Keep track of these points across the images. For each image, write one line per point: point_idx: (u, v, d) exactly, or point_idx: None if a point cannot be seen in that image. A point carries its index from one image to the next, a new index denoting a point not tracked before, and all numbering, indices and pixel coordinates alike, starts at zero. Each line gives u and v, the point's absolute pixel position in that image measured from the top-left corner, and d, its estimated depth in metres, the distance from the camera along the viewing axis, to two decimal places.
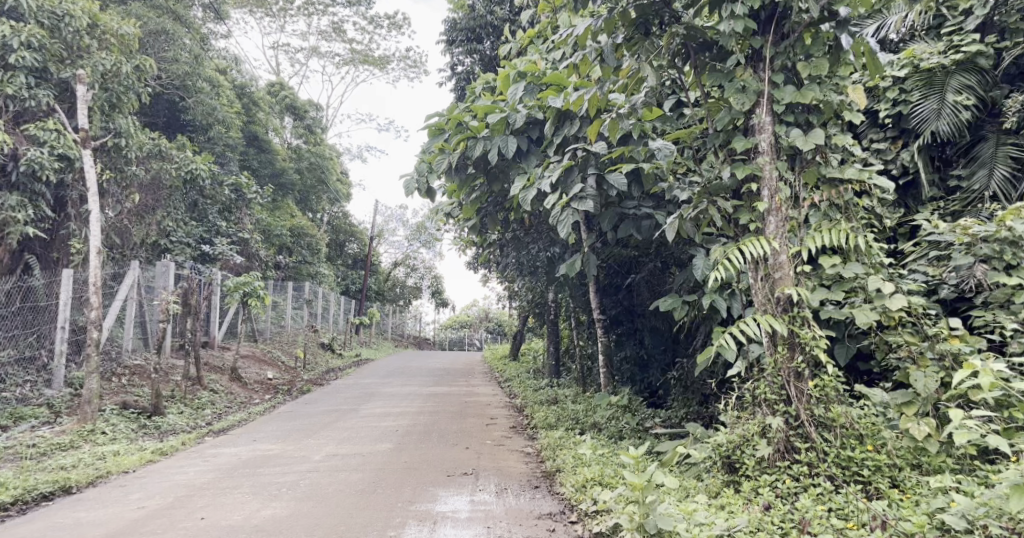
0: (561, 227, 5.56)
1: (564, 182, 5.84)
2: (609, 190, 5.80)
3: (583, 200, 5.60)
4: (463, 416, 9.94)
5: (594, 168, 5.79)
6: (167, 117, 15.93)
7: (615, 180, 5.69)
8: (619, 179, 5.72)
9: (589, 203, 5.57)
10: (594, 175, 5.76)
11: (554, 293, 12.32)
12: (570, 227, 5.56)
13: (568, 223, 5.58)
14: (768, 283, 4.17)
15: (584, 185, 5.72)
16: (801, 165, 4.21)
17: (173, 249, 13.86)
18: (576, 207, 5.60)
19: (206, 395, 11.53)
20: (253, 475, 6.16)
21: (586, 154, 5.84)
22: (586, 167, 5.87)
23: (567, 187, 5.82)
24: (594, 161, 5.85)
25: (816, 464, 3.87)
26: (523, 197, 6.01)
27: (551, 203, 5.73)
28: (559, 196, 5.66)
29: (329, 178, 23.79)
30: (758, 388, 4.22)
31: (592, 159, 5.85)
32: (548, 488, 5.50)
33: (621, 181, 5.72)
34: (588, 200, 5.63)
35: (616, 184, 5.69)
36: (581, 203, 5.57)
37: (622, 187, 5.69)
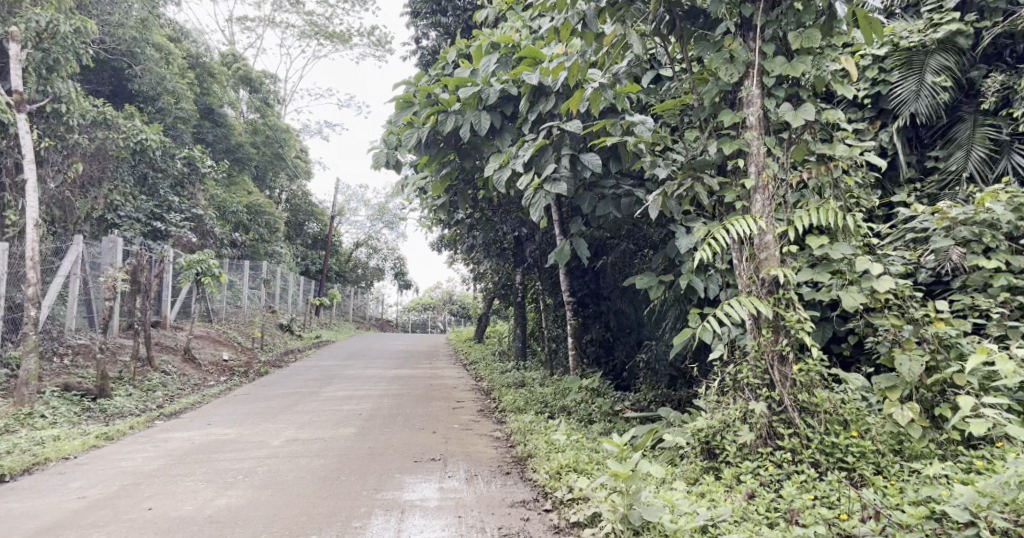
0: (534, 211, 5.40)
1: (537, 163, 5.58)
2: (584, 172, 5.53)
3: (556, 183, 5.36)
4: (428, 399, 9.71)
5: (568, 149, 5.51)
6: (113, 85, 15.11)
7: (590, 160, 5.42)
8: (594, 159, 5.46)
9: (563, 185, 5.33)
10: (569, 156, 5.52)
11: (521, 275, 12.13)
12: (544, 211, 5.40)
13: (541, 207, 5.40)
14: (753, 264, 4.05)
15: (558, 167, 5.47)
16: (789, 141, 4.05)
17: (121, 224, 13.13)
18: (549, 189, 5.38)
19: (157, 377, 11.02)
20: (206, 462, 5.80)
21: (559, 134, 5.54)
22: (560, 147, 5.62)
23: (540, 167, 5.57)
24: (569, 142, 5.55)
25: (800, 451, 3.76)
26: (497, 178, 5.75)
27: (524, 184, 5.49)
28: (532, 178, 5.43)
29: (288, 154, 23.02)
30: (740, 371, 4.10)
31: (565, 139, 5.55)
32: (519, 474, 5.32)
33: (596, 162, 5.47)
34: (562, 183, 5.39)
35: (591, 167, 5.44)
36: (554, 186, 5.34)
37: (597, 169, 5.42)
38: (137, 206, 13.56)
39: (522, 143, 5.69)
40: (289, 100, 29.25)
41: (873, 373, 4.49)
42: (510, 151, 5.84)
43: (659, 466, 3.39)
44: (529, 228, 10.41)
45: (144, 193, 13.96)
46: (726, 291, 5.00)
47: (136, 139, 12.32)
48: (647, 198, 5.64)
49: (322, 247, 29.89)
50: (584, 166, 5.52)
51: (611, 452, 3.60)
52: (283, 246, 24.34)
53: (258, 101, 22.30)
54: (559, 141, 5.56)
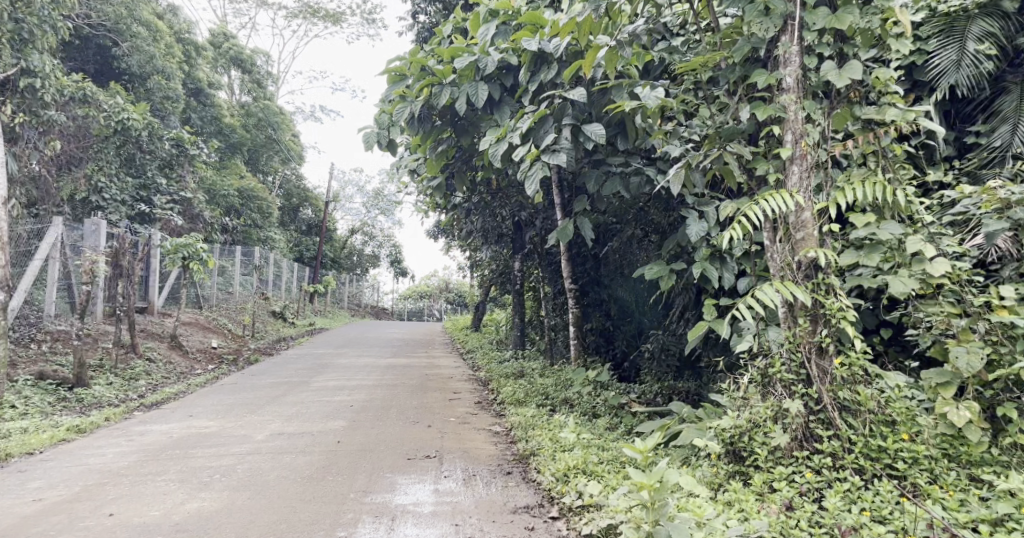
0: (530, 185, 4.96)
1: (536, 133, 5.12)
2: (585, 144, 5.07)
3: (555, 154, 4.90)
4: (424, 390, 9.28)
5: (570, 118, 5.04)
6: (98, 63, 14.57)
7: (593, 131, 4.94)
8: (597, 130, 4.98)
9: (563, 155, 4.87)
10: (570, 126, 5.03)
11: (521, 262, 11.68)
12: (540, 185, 4.95)
13: (536, 180, 4.94)
14: (788, 244, 3.61)
15: (558, 137, 5.01)
16: (829, 106, 3.58)
17: (105, 207, 12.38)
18: (548, 160, 4.91)
19: (141, 364, 10.58)
20: (181, 458, 5.36)
21: (560, 104, 5.09)
22: (561, 117, 5.11)
23: (539, 138, 5.11)
24: (570, 111, 5.10)
25: (842, 455, 3.34)
26: (492, 151, 5.23)
27: (519, 155, 5.03)
28: (529, 148, 4.96)
29: (281, 138, 22.44)
30: (771, 365, 3.67)
31: (567, 109, 5.09)
32: (521, 474, 4.92)
33: (601, 133, 4.98)
34: (561, 154, 4.92)
35: (593, 137, 4.96)
36: (553, 157, 4.87)
37: (600, 138, 4.94)
38: (123, 188, 12.83)
39: (520, 113, 5.19)
40: (282, 83, 28.64)
41: (916, 368, 4.03)
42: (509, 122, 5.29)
43: (690, 479, 3.08)
44: (530, 212, 9.94)
45: (131, 175, 13.35)
46: (744, 281, 4.58)
47: (118, 119, 11.92)
48: (658, 177, 5.11)
49: (317, 233, 29.38)
50: (586, 138, 5.05)
51: (636, 463, 3.35)
52: (277, 232, 23.82)
53: (250, 83, 21.75)
54: (561, 109, 5.10)
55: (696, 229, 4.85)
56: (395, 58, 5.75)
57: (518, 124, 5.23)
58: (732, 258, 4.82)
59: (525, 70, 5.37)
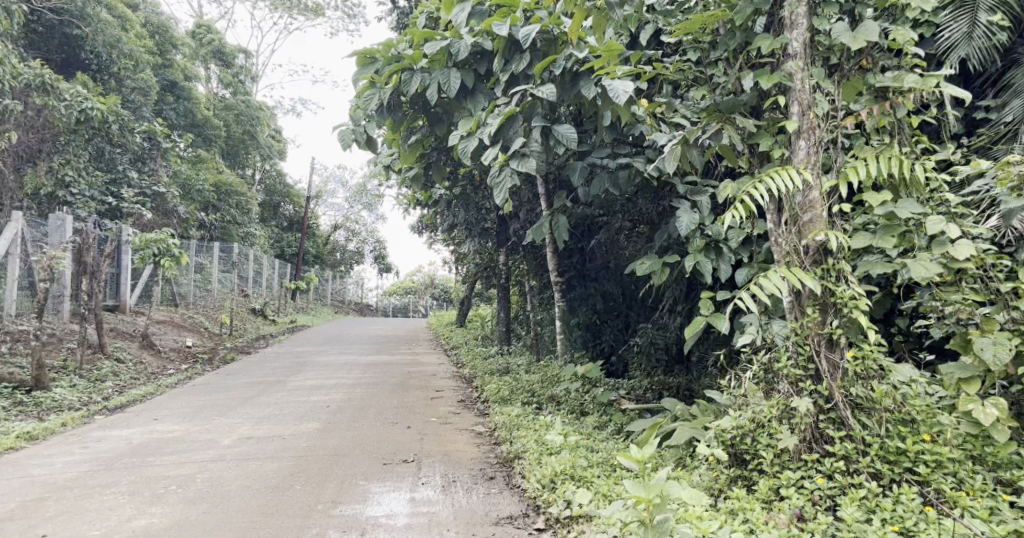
0: (497, 193, 4.43)
1: (505, 133, 4.50)
2: (556, 147, 4.52)
3: (524, 160, 4.35)
4: (405, 388, 8.90)
5: (539, 120, 4.45)
6: (64, 53, 13.96)
7: (565, 133, 4.42)
8: (570, 133, 4.46)
9: (532, 162, 4.34)
10: (540, 128, 4.46)
11: (505, 255, 11.33)
12: (508, 193, 4.43)
13: (506, 190, 4.41)
14: (794, 228, 3.30)
15: (527, 140, 4.44)
16: (839, 72, 3.24)
17: (74, 202, 12.02)
18: (516, 166, 4.37)
19: (108, 365, 10.09)
20: (137, 468, 4.95)
21: (530, 103, 4.43)
22: (531, 115, 4.50)
23: (508, 139, 4.53)
24: (541, 110, 4.47)
25: (856, 458, 3.02)
26: (461, 149, 4.66)
27: (486, 158, 4.46)
28: (497, 152, 4.41)
29: (261, 132, 21.80)
30: (777, 360, 3.34)
31: (536, 109, 4.46)
32: (505, 479, 4.60)
33: (573, 137, 4.47)
34: (531, 160, 4.37)
35: (565, 142, 4.47)
36: (522, 164, 4.33)
37: (573, 144, 4.44)
38: (93, 183, 12.36)
39: (489, 108, 4.59)
40: (261, 77, 28.00)
41: (935, 361, 3.72)
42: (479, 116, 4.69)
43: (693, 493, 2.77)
44: (514, 204, 9.59)
45: (102, 170, 12.88)
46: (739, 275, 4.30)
47: (80, 108, 11.38)
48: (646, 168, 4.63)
49: (298, 229, 28.78)
50: (556, 141, 4.53)
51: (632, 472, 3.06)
52: (256, 228, 23.23)
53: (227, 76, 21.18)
54: (531, 107, 4.46)
55: (688, 219, 4.55)
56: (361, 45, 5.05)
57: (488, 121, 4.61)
58: (728, 248, 4.53)
59: (497, 59, 4.67)
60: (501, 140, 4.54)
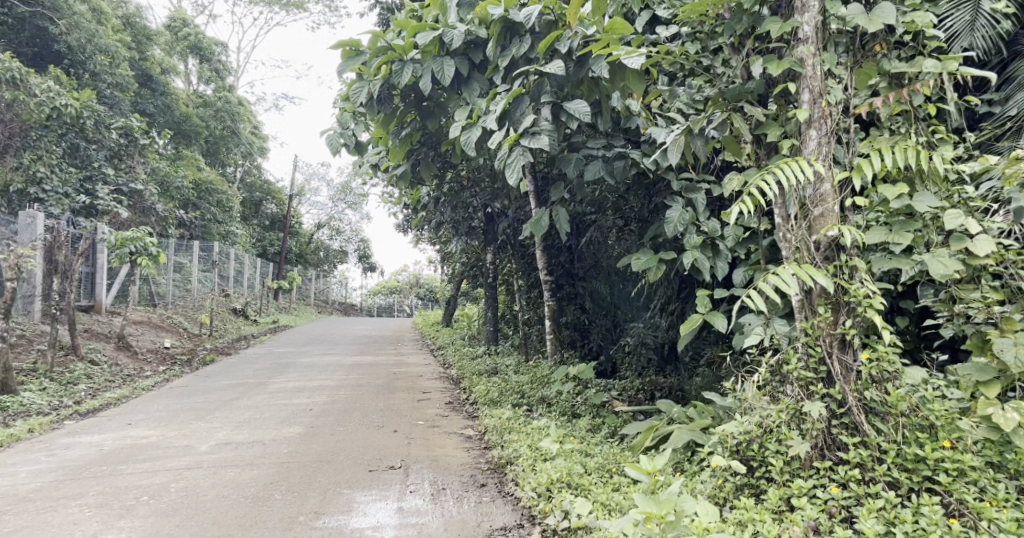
0: (508, 174, 4.09)
1: (513, 115, 4.26)
2: (569, 124, 4.23)
3: (535, 137, 4.05)
4: (391, 390, 8.67)
5: (548, 96, 4.20)
6: (36, 46, 13.61)
7: (577, 108, 4.12)
8: (582, 107, 4.15)
9: (546, 139, 4.02)
10: (549, 105, 4.21)
11: (493, 254, 11.14)
12: (521, 174, 4.10)
13: (517, 168, 4.08)
14: (804, 223, 3.13)
15: (537, 117, 4.16)
16: (851, 59, 3.09)
17: (46, 199, 11.65)
18: (528, 144, 4.06)
19: (81, 367, 9.74)
20: (106, 477, 4.68)
21: (537, 80, 4.21)
22: (538, 95, 4.26)
23: (516, 121, 4.28)
24: (549, 87, 4.23)
25: (871, 466, 2.85)
26: (464, 139, 4.47)
27: (494, 141, 4.17)
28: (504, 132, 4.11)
29: (242, 129, 21.36)
30: (787, 362, 3.17)
31: (545, 85, 4.22)
32: (497, 487, 4.42)
33: (586, 110, 4.15)
34: (543, 136, 4.07)
35: (577, 115, 4.16)
36: (534, 141, 4.02)
37: (586, 117, 4.13)
38: (67, 179, 12.00)
39: (491, 93, 4.37)
40: (241, 73, 27.49)
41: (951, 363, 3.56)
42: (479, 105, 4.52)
43: (708, 511, 2.65)
44: (502, 202, 9.40)
45: (75, 167, 12.43)
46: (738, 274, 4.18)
47: (53, 104, 11.28)
48: (643, 161, 4.44)
49: (281, 228, 28.32)
50: (569, 117, 4.23)
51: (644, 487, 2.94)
52: (238, 227, 22.78)
53: (207, 72, 20.72)
54: (539, 84, 4.23)
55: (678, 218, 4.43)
56: (346, 39, 4.79)
57: (491, 106, 4.38)
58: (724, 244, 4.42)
59: (492, 44, 4.40)
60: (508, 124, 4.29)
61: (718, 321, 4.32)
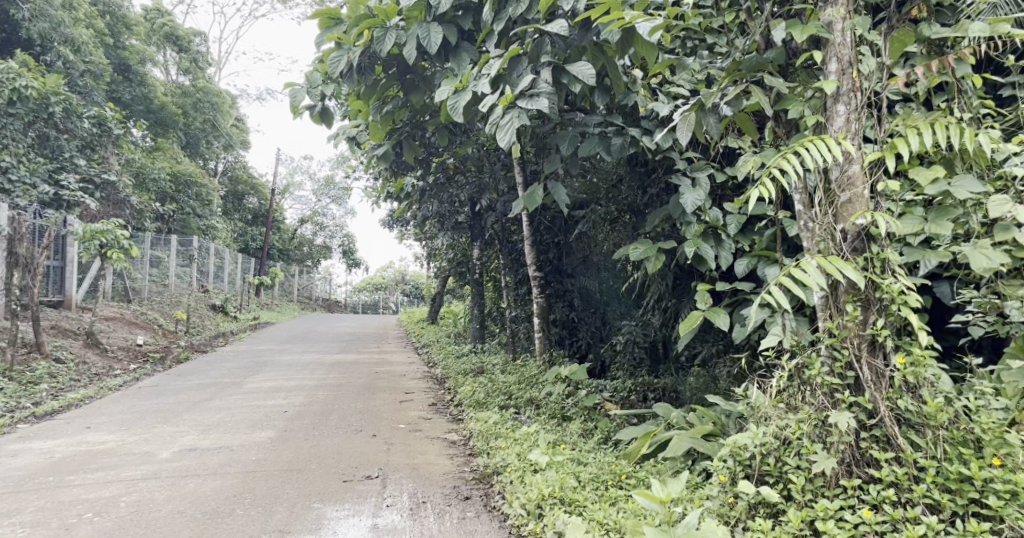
0: (501, 136, 3.78)
1: (508, 78, 3.93)
2: (572, 87, 3.88)
3: (535, 100, 3.68)
4: (372, 390, 8.27)
5: (549, 56, 3.84)
6: (5, 31, 13.42)
7: (581, 70, 3.78)
8: (586, 69, 3.81)
9: (545, 101, 3.67)
10: (549, 67, 3.87)
11: (480, 249, 10.76)
12: (515, 137, 3.77)
13: (511, 129, 3.74)
14: (830, 210, 2.79)
15: (536, 78, 3.80)
16: (886, 28, 2.74)
17: (11, 190, 10.92)
18: (526, 106, 3.71)
19: (44, 365, 9.24)
20: (51, 490, 4.25)
21: (538, 38, 3.84)
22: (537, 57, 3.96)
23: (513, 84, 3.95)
24: (550, 47, 3.86)
25: (908, 486, 2.50)
26: (450, 104, 4.05)
27: (487, 100, 3.82)
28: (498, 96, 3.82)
29: (222, 121, 20.82)
30: (808, 367, 2.84)
31: (545, 44, 3.85)
32: (482, 501, 4.06)
33: (591, 74, 3.81)
34: (543, 99, 3.69)
35: (581, 79, 3.81)
36: (533, 103, 3.66)
37: (590, 81, 3.78)
38: (35, 170, 11.47)
39: (484, 59, 4.04)
40: (223, 64, 26.83)
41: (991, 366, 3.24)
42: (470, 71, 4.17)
43: None
44: (489, 195, 9.02)
45: (45, 157, 11.92)
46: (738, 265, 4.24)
47: (13, 86, 10.70)
48: (648, 140, 4.42)
49: (263, 222, 27.69)
50: (571, 81, 3.88)
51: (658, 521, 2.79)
52: (218, 221, 22.15)
53: (187, 62, 20.08)
54: (539, 43, 3.86)
55: (693, 198, 4.41)
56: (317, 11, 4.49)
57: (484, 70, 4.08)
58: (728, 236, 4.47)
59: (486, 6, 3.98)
60: (503, 86, 3.97)
61: (720, 319, 4.21)
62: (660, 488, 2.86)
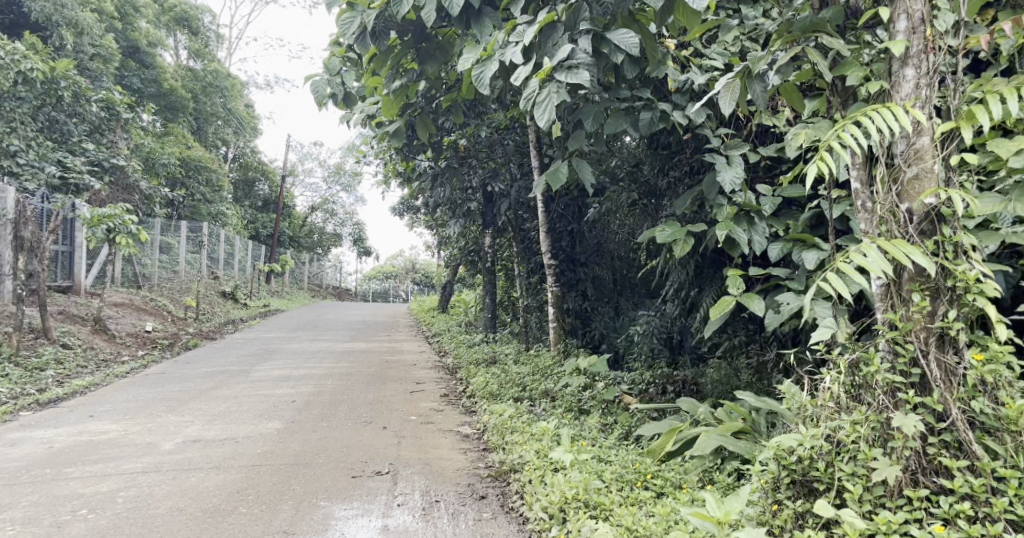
0: (539, 114, 3.50)
1: (542, 47, 3.64)
2: (613, 58, 3.60)
3: (575, 72, 3.43)
4: (382, 380, 8.06)
5: (588, 23, 3.57)
6: (14, 13, 13.29)
7: (626, 38, 3.49)
8: (630, 37, 3.52)
9: (585, 74, 3.40)
10: (589, 34, 3.57)
11: (492, 236, 10.49)
12: (554, 115, 3.50)
13: (550, 108, 3.46)
14: (894, 187, 2.49)
15: (573, 47, 3.51)
16: None
17: (20, 173, 10.77)
18: (564, 79, 3.45)
19: (50, 351, 9.09)
20: (47, 484, 4.05)
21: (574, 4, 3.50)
22: (575, 23, 3.63)
23: (546, 54, 3.64)
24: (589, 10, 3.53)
25: (987, 501, 2.21)
26: (477, 75, 3.89)
27: (522, 73, 3.53)
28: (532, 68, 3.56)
29: (232, 106, 20.58)
30: (867, 363, 2.55)
31: (582, 11, 3.55)
32: (499, 501, 3.82)
33: (634, 42, 3.52)
34: (584, 71, 3.43)
35: (624, 48, 3.51)
36: (573, 77, 3.39)
37: (635, 49, 3.50)
38: (44, 154, 11.21)
39: (510, 25, 3.76)
40: (233, 49, 26.61)
41: None
42: (495, 37, 3.86)
43: None
44: (502, 180, 8.76)
45: (53, 141, 11.71)
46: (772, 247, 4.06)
47: (18, 68, 10.44)
48: (677, 114, 4.29)
49: (273, 209, 27.54)
50: (611, 51, 3.60)
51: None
52: (228, 207, 21.99)
53: (196, 45, 19.81)
54: (577, 9, 3.57)
55: (732, 175, 4.22)
56: None
57: (512, 38, 3.79)
58: (760, 219, 4.27)
59: None
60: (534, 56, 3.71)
61: (753, 304, 3.99)
62: (716, 508, 2.66)
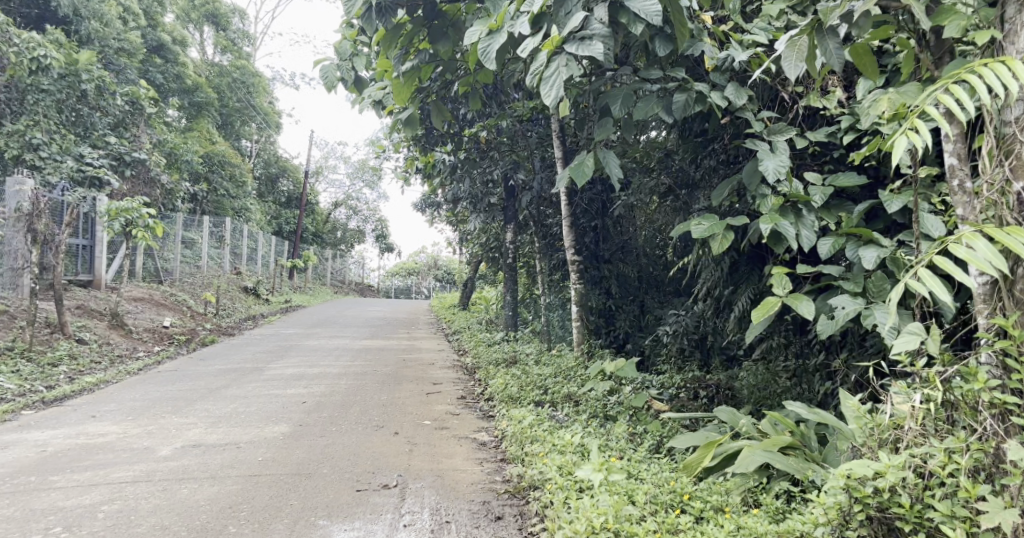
0: (545, 91, 3.11)
1: (554, 16, 3.21)
2: (632, 28, 3.14)
3: (587, 43, 3.00)
4: (397, 380, 7.69)
5: None
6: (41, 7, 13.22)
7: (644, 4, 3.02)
8: (651, 5, 3.03)
9: (599, 46, 2.97)
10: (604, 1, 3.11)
11: (515, 232, 10.07)
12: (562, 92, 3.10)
13: (557, 84, 3.07)
14: (1006, 161, 2.02)
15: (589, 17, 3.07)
16: None
17: (42, 167, 10.62)
18: (575, 52, 3.03)
19: (65, 346, 8.91)
20: (27, 495, 3.74)
21: None
22: None
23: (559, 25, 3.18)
24: None
25: None
26: (483, 48, 3.43)
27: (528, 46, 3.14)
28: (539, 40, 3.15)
29: (258, 103, 20.40)
30: (970, 384, 2.08)
31: None
32: (517, 525, 3.40)
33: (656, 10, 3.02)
34: (598, 43, 3.00)
35: (644, 17, 3.04)
36: (583, 48, 2.98)
37: (656, 19, 3.01)
38: (66, 148, 11.02)
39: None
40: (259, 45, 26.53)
41: None
42: (507, 7, 3.42)
43: None
44: (525, 173, 8.33)
45: (75, 135, 11.52)
46: (825, 242, 3.56)
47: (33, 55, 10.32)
48: (715, 96, 3.80)
49: (297, 206, 27.41)
50: (630, 21, 3.14)
51: None
52: (251, 203, 21.87)
53: (223, 41, 19.66)
54: None
55: (776, 163, 3.73)
56: None
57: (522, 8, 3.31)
58: (809, 211, 3.75)
59: None
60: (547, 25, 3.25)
61: (803, 306, 3.52)
62: None
